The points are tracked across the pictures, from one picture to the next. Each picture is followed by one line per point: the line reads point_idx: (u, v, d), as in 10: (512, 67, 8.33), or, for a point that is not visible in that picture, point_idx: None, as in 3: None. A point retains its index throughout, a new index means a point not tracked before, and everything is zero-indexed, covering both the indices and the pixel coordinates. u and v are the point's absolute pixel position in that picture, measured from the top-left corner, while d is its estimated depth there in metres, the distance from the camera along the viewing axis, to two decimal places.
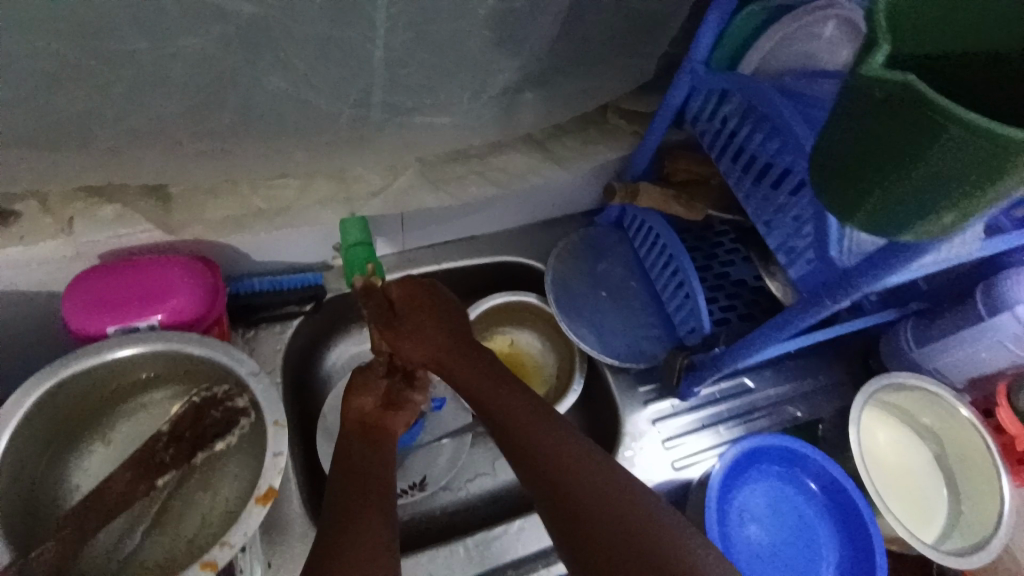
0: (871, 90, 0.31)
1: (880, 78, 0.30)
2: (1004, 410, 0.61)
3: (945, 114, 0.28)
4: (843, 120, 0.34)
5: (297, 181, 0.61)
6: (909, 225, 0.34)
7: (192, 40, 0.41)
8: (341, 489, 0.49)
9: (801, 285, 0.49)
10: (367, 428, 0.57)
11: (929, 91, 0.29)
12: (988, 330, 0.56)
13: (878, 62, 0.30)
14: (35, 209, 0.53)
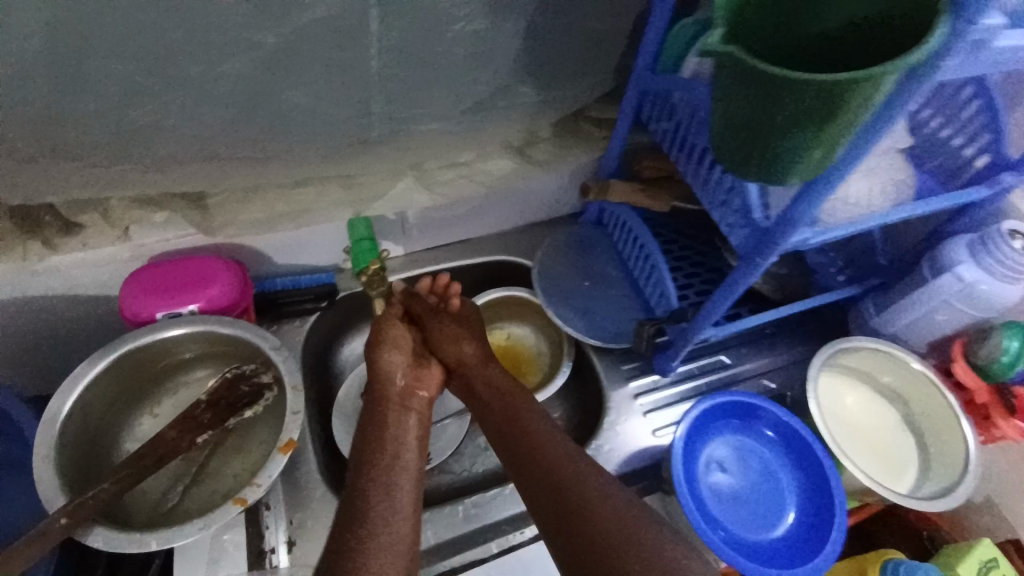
0: (725, 62, 0.37)
1: (723, 51, 0.36)
2: (961, 366, 0.69)
3: (778, 74, 0.35)
4: (720, 91, 0.40)
5: (312, 188, 0.70)
6: (790, 167, 0.41)
7: (221, 67, 0.49)
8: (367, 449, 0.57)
9: (738, 240, 0.58)
10: (390, 392, 0.62)
11: (761, 60, 0.35)
12: (938, 291, 0.68)
13: (718, 38, 0.37)
14: (98, 220, 0.63)
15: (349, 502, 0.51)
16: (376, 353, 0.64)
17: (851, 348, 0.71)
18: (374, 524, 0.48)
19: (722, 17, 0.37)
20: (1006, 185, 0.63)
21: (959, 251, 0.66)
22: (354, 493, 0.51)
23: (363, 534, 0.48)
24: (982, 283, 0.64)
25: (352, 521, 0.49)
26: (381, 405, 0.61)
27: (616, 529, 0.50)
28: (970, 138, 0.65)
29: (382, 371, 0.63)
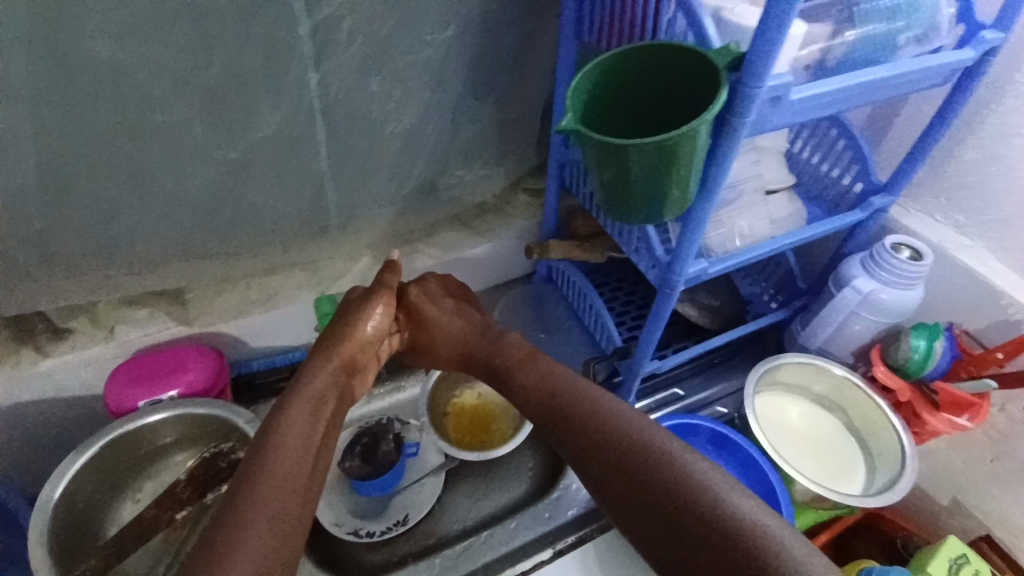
0: (581, 140, 0.47)
1: (576, 132, 0.46)
2: (882, 369, 0.74)
3: (620, 145, 0.44)
4: (587, 161, 0.50)
5: (281, 275, 0.78)
6: (659, 204, 0.50)
7: (193, 180, 0.59)
8: (286, 410, 0.53)
9: (648, 271, 0.67)
10: (344, 350, 0.61)
11: (604, 136, 0.45)
12: (845, 303, 0.75)
13: (569, 122, 0.46)
14: (86, 323, 0.70)
15: (263, 438, 0.51)
16: (353, 315, 0.65)
17: (784, 364, 0.78)
18: (276, 461, 0.49)
19: (570, 109, 0.47)
20: (876, 206, 0.72)
21: (855, 268, 0.75)
22: (271, 431, 0.51)
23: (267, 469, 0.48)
24: (879, 292, 0.72)
25: (259, 455, 0.49)
26: (330, 358, 0.60)
27: (678, 506, 0.48)
28: (844, 169, 0.77)
29: (350, 332, 0.63)
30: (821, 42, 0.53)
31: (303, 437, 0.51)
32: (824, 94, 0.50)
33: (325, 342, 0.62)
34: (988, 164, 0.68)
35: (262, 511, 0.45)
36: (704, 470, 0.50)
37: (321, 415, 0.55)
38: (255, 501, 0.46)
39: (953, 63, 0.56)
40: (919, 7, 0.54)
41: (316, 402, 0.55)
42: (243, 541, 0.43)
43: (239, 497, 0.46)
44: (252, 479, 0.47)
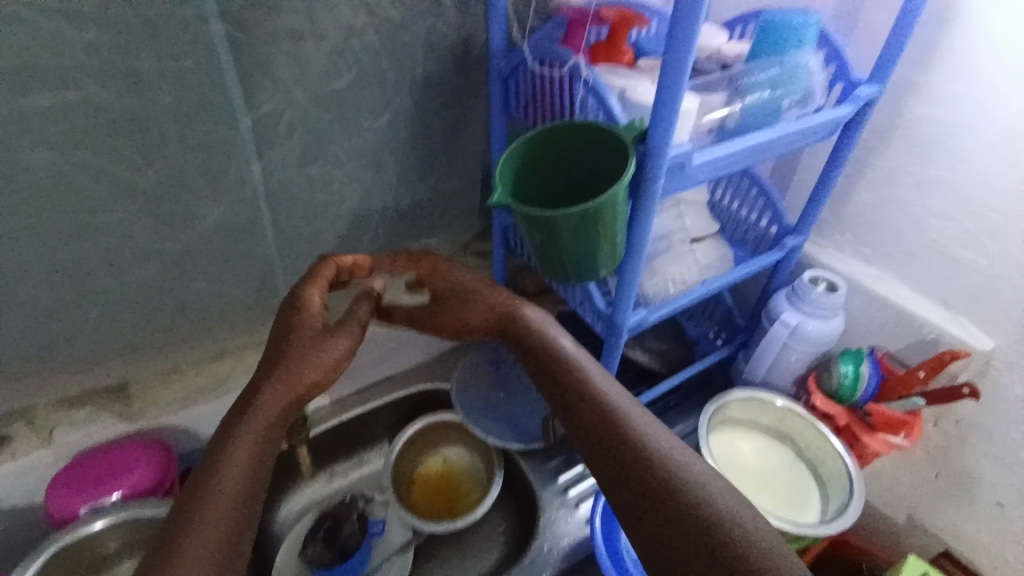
0: (510, 212, 0.52)
1: (505, 206, 0.51)
2: (820, 398, 0.79)
3: (543, 215, 0.49)
4: (520, 229, 0.54)
5: (234, 357, 0.73)
6: (591, 262, 0.54)
7: (136, 273, 0.59)
8: (250, 415, 0.50)
9: (595, 322, 0.70)
10: (303, 382, 0.52)
11: (529, 208, 0.50)
12: (777, 335, 0.81)
13: (499, 196, 0.51)
14: (24, 429, 0.65)
15: (210, 457, 0.48)
16: (318, 337, 0.54)
17: (731, 402, 0.82)
18: (222, 480, 0.46)
19: (500, 185, 0.52)
20: (790, 245, 0.80)
21: (782, 304, 0.81)
22: (220, 447, 0.48)
23: (213, 490, 0.46)
24: (805, 323, 0.78)
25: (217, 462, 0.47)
26: (289, 366, 0.52)
27: (666, 495, 0.47)
28: (760, 213, 0.84)
29: (314, 356, 0.53)
30: (718, 110, 0.60)
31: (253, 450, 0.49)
32: (725, 156, 0.56)
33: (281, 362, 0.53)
34: (883, 202, 0.76)
35: (202, 537, 0.43)
36: (676, 453, 0.50)
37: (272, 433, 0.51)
38: (207, 514, 0.44)
39: (834, 120, 0.62)
40: (797, 76, 0.61)
41: (272, 415, 0.51)
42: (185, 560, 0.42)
43: (178, 525, 0.44)
44: (210, 486, 0.46)
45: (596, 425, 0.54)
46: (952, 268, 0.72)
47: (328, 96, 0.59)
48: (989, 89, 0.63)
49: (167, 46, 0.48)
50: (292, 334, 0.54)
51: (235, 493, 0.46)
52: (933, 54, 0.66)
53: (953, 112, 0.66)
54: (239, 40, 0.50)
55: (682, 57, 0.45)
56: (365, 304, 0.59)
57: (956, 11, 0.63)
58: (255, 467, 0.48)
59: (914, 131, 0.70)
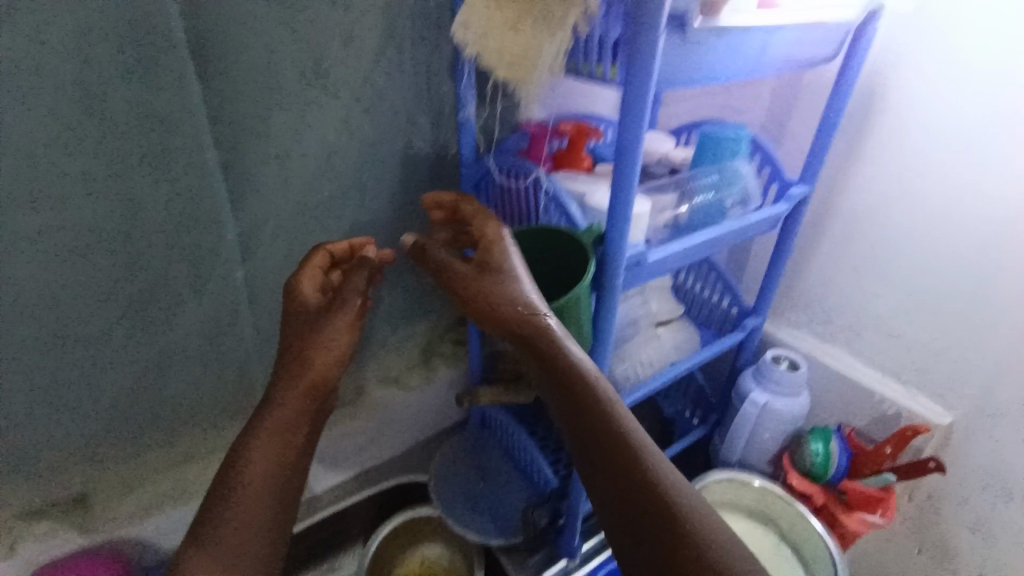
0: None
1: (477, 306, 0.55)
2: (795, 477, 0.79)
3: None
4: None
5: (202, 460, 0.71)
6: None
7: (109, 381, 0.58)
8: (259, 420, 0.49)
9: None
10: (312, 369, 0.52)
11: None
12: (747, 415, 0.82)
13: None
14: None
15: (235, 454, 0.47)
16: (319, 320, 0.54)
17: (709, 484, 0.82)
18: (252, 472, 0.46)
19: None
20: (750, 325, 0.84)
21: (750, 383, 0.84)
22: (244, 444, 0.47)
23: (228, 495, 0.45)
24: (772, 402, 0.81)
25: (228, 470, 0.46)
26: (293, 364, 0.52)
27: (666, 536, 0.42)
28: (721, 294, 0.89)
29: (314, 343, 0.53)
30: (669, 210, 0.67)
31: (280, 445, 0.48)
32: (682, 249, 0.62)
33: (300, 360, 0.52)
34: (827, 284, 0.82)
35: (241, 523, 0.43)
36: (674, 479, 0.45)
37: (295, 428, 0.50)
38: (218, 526, 0.43)
39: (772, 217, 0.68)
40: (735, 180, 0.68)
41: (296, 412, 0.51)
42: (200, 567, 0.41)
43: (208, 509, 0.44)
44: (222, 495, 0.44)
45: (586, 439, 0.48)
46: (898, 345, 0.76)
47: (311, 206, 0.62)
48: (906, 188, 0.70)
49: (164, 172, 0.51)
50: (297, 322, 0.54)
51: (258, 495, 0.45)
52: (852, 156, 0.74)
53: (878, 207, 0.74)
54: (229, 161, 0.55)
55: (629, 174, 0.50)
56: (361, 271, 0.56)
57: (864, 124, 0.72)
58: (282, 461, 0.48)
59: (847, 221, 0.77)
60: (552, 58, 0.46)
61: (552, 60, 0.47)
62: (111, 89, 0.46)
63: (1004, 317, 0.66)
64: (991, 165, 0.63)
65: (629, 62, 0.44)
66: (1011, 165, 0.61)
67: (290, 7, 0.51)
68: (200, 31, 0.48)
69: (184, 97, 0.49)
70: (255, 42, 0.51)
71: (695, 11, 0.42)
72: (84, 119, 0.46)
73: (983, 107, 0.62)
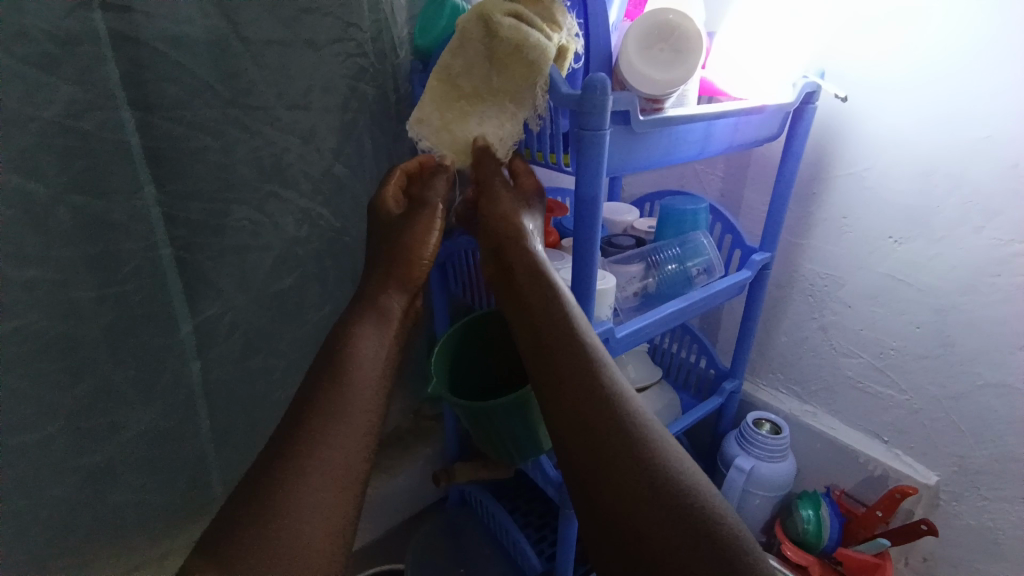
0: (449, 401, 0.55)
1: (442, 396, 0.55)
2: (789, 547, 0.75)
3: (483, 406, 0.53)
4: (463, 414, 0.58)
5: (151, 569, 0.63)
6: (534, 438, 0.57)
7: (47, 498, 0.52)
8: (327, 356, 0.49)
9: (546, 487, 0.68)
10: (406, 273, 0.53)
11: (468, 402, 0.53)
12: (731, 483, 0.78)
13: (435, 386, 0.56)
14: None
15: (318, 405, 0.46)
16: (403, 224, 0.53)
17: None
18: (335, 446, 0.44)
19: (436, 377, 0.56)
20: (729, 389, 0.82)
21: (734, 448, 0.82)
22: (333, 393, 0.47)
23: (340, 398, 0.47)
24: (758, 467, 0.78)
25: (335, 376, 0.48)
26: (386, 266, 0.53)
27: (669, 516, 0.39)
28: (697, 355, 0.89)
29: (409, 249, 0.53)
30: (636, 281, 0.68)
31: (369, 390, 0.49)
32: (653, 319, 0.61)
33: (407, 264, 0.53)
34: (798, 344, 0.83)
35: (348, 428, 0.46)
36: (677, 462, 0.43)
37: (390, 330, 0.53)
38: (325, 436, 0.45)
39: (739, 283, 0.69)
40: (700, 250, 0.69)
41: (385, 331, 0.52)
42: (308, 478, 0.42)
43: (309, 430, 0.45)
44: (320, 408, 0.46)
45: (582, 409, 0.45)
46: (875, 405, 0.76)
47: (271, 297, 0.62)
48: (863, 250, 0.72)
49: (114, 273, 0.50)
50: (383, 235, 0.54)
51: (362, 407, 0.48)
52: (809, 221, 0.77)
53: (838, 269, 0.75)
54: (185, 257, 0.54)
55: (589, 256, 0.51)
56: (439, 174, 0.53)
57: (816, 191, 0.75)
58: (384, 360, 0.51)
59: (811, 283, 0.79)
60: (512, 133, 0.51)
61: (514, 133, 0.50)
62: (57, 201, 0.45)
63: (968, 380, 0.66)
64: (934, 235, 0.65)
65: (578, 154, 0.46)
66: (950, 235, 0.64)
67: (245, 109, 0.53)
68: (156, 137, 0.48)
69: (136, 202, 0.49)
70: (210, 144, 0.52)
71: (637, 110, 0.46)
72: (28, 233, 0.44)
73: (918, 181, 0.65)
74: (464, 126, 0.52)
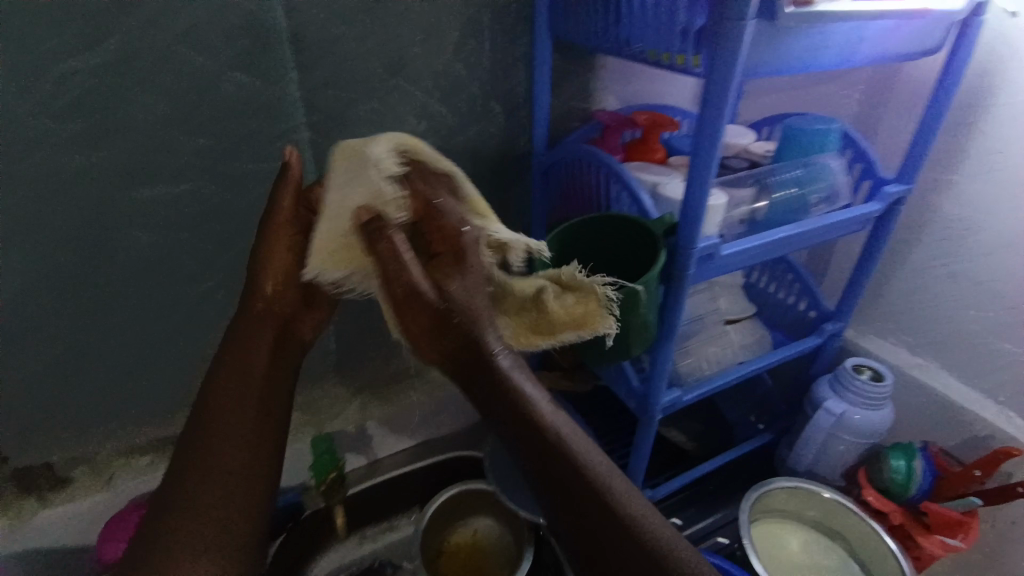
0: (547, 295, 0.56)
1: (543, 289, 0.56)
2: (871, 492, 0.74)
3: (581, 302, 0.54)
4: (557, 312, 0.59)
5: None
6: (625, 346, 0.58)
7: (207, 338, 0.63)
8: (214, 372, 0.47)
9: (626, 397, 0.71)
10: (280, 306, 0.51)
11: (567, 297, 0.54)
12: (818, 423, 0.77)
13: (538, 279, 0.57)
14: (86, 473, 0.66)
15: (199, 434, 0.44)
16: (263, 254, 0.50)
17: (773, 491, 0.77)
18: (218, 486, 0.42)
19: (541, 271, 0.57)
20: (829, 331, 0.79)
21: (825, 390, 0.79)
22: (214, 417, 0.45)
23: (223, 422, 0.45)
24: (850, 412, 0.76)
25: (211, 403, 0.46)
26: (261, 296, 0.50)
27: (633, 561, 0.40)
28: (797, 296, 0.84)
29: (280, 283, 0.50)
30: (746, 204, 0.64)
31: (251, 405, 0.46)
32: (762, 242, 0.59)
33: (274, 303, 0.50)
34: (917, 293, 0.77)
35: (227, 458, 0.43)
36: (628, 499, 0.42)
37: (286, 358, 0.50)
38: (210, 467, 0.43)
39: (862, 216, 0.64)
40: (822, 176, 0.65)
41: (262, 352, 0.49)
42: (195, 512, 0.41)
43: (192, 463, 0.43)
44: (202, 437, 0.44)
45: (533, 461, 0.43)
46: (994, 364, 0.70)
47: None
48: (1018, 191, 0.63)
49: (264, 152, 0.56)
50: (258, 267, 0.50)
51: (245, 425, 0.45)
52: (959, 154, 0.68)
53: (983, 212, 0.67)
54: (320, 142, 0.59)
55: (707, 165, 0.49)
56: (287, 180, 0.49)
57: (972, 119, 0.66)
58: (272, 372, 0.48)
59: (946, 226, 0.71)
60: (381, 164, 0.42)
61: (383, 157, 0.42)
62: (220, 77, 0.50)
63: None
64: None
65: (714, 52, 0.44)
66: None
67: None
68: (301, 22, 0.52)
69: (283, 85, 0.54)
70: (344, 35, 0.55)
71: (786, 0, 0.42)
72: (199, 105, 0.51)
73: None
74: (329, 218, 0.45)
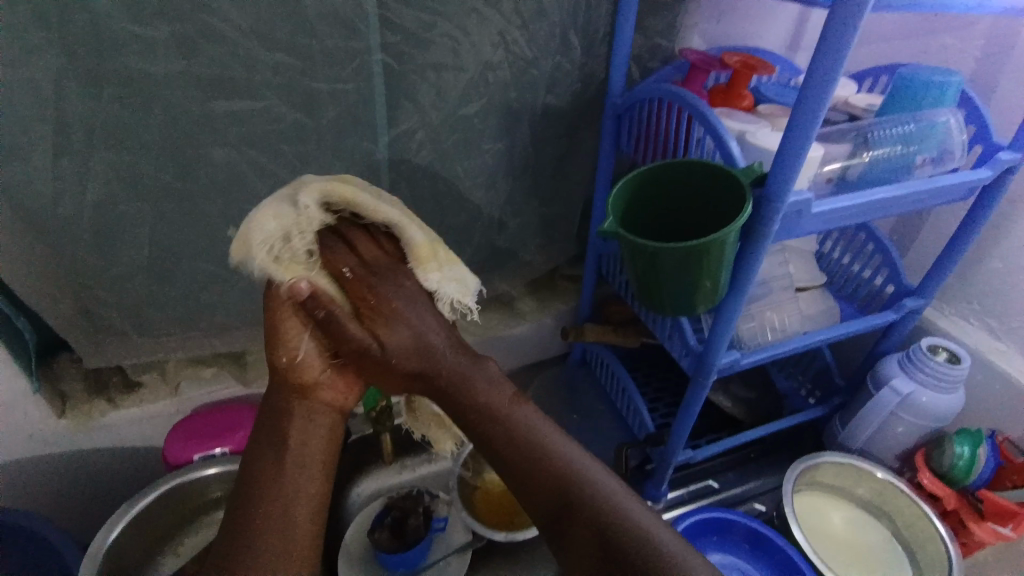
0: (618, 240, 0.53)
1: (613, 233, 0.53)
2: (928, 475, 0.71)
3: (653, 249, 0.51)
4: (624, 260, 0.56)
5: None
6: (691, 301, 0.56)
7: None
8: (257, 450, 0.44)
9: (682, 356, 0.69)
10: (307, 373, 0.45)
11: (640, 242, 0.51)
12: (883, 401, 0.73)
13: (608, 223, 0.53)
14: (156, 379, 0.72)
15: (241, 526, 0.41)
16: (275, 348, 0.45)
17: (822, 464, 0.75)
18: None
19: (612, 214, 0.54)
20: (908, 307, 0.73)
21: (894, 368, 0.75)
22: (257, 500, 0.42)
23: (266, 510, 0.42)
24: (918, 393, 0.71)
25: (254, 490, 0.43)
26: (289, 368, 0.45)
27: None
28: (874, 269, 0.79)
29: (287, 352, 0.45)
30: (840, 160, 0.58)
31: (298, 495, 0.43)
32: (855, 202, 0.54)
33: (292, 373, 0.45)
34: (1013, 275, 0.70)
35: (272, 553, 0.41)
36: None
37: (331, 424, 0.45)
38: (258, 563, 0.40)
39: (970, 183, 0.58)
40: (932, 135, 0.58)
41: (305, 426, 0.44)
42: None
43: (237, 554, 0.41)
44: (244, 529, 0.41)
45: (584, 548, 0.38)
46: None
47: (457, 121, 0.64)
48: None
49: (339, 72, 0.54)
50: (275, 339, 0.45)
51: (286, 512, 0.42)
52: None
53: None
54: (393, 65, 0.57)
55: (813, 109, 0.45)
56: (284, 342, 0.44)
57: None
58: (317, 450, 0.44)
59: None
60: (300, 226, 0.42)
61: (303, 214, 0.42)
62: None
63: None
64: None
65: None
66: None
67: None
68: None
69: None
70: None
71: None
72: (278, 15, 0.49)
73: None
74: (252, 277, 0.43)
